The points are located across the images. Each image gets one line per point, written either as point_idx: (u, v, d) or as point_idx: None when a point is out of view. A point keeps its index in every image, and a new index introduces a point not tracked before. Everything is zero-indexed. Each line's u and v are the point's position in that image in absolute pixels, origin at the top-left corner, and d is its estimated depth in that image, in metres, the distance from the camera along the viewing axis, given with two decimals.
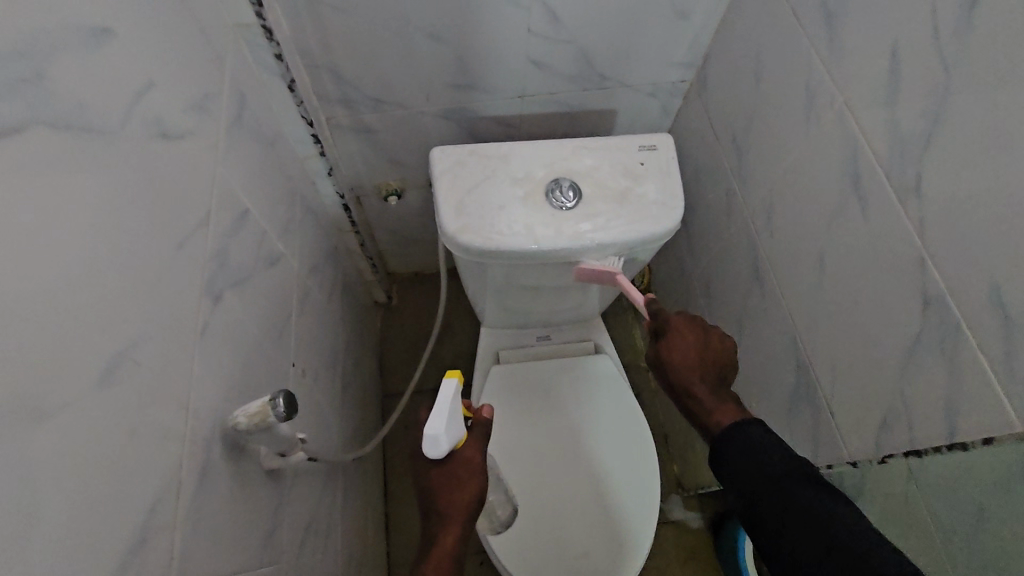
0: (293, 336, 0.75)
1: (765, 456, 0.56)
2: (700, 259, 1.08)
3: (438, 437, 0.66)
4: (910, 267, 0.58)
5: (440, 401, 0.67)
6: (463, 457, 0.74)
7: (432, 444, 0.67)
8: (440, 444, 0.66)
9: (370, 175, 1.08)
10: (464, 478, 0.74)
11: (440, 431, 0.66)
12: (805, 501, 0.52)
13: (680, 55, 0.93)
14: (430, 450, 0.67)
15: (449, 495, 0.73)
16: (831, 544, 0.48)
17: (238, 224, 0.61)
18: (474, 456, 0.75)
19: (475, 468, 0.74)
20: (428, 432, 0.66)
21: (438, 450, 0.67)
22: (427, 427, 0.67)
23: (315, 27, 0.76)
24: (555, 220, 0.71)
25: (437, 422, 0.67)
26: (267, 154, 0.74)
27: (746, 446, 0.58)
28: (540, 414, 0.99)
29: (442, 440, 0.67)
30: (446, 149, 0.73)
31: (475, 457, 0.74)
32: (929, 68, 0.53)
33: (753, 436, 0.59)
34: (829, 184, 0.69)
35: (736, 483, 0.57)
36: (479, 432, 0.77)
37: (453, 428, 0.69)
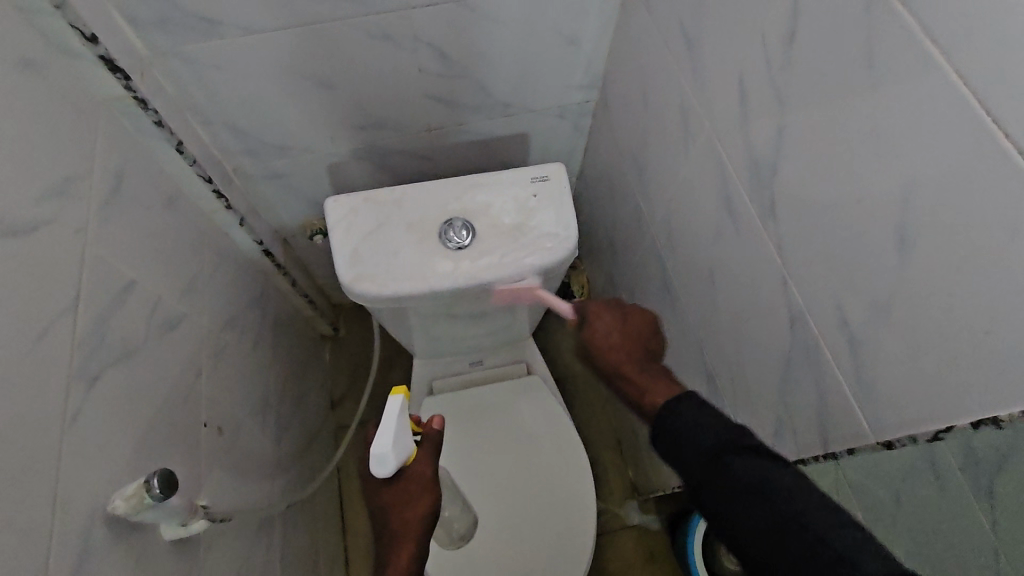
0: (203, 396, 0.75)
1: (704, 437, 0.52)
2: (623, 272, 1.10)
3: (386, 454, 0.67)
4: (777, 286, 0.60)
5: (388, 418, 0.69)
6: (414, 473, 0.74)
7: (379, 463, 0.68)
8: (387, 462, 0.67)
9: (291, 217, 1.08)
10: (418, 493, 0.73)
11: (386, 451, 0.67)
12: (745, 474, 0.48)
13: (579, 78, 0.95)
14: (377, 470, 0.67)
15: (401, 515, 0.73)
16: (778, 516, 0.45)
17: (121, 299, 0.61)
18: (426, 469, 0.75)
19: (428, 480, 0.74)
20: (374, 451, 0.67)
21: (385, 470, 0.67)
22: (373, 448, 0.67)
23: (199, 86, 0.76)
24: (450, 262, 0.72)
25: (385, 439, 0.68)
26: (160, 217, 0.73)
27: (682, 428, 0.54)
28: (503, 437, 0.99)
29: (389, 458, 0.67)
30: (339, 198, 0.74)
31: (425, 473, 0.75)
32: (768, 99, 0.55)
33: (678, 423, 0.54)
34: (709, 204, 0.71)
35: (680, 464, 0.54)
36: (430, 445, 0.78)
37: (400, 446, 0.70)
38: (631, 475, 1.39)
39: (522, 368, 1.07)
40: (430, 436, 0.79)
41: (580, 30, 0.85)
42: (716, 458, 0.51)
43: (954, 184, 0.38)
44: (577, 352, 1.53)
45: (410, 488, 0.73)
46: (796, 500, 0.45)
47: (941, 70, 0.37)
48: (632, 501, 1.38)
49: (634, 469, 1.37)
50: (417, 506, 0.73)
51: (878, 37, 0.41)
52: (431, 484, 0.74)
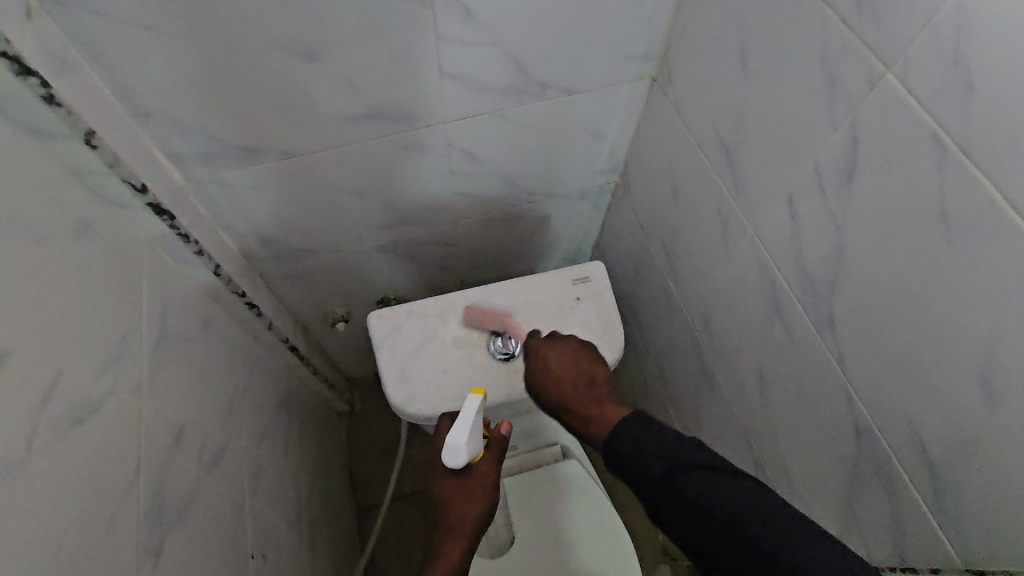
0: (248, 525, 0.73)
1: (648, 459, 0.47)
2: (650, 344, 1.10)
3: (460, 447, 0.61)
4: (839, 396, 0.61)
5: (464, 409, 0.64)
6: (479, 475, 0.72)
7: (451, 455, 0.62)
8: (459, 455, 0.61)
9: (313, 309, 1.07)
10: (478, 491, 0.72)
11: (462, 442, 0.62)
12: (697, 496, 0.45)
13: (601, 164, 0.96)
14: (450, 460, 0.62)
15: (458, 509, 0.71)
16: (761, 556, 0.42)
17: (172, 452, 0.59)
18: (489, 471, 0.73)
19: (490, 483, 0.73)
20: (448, 442, 0.62)
21: (458, 462, 0.62)
22: (448, 436, 0.62)
23: (233, 205, 0.75)
24: (500, 373, 0.72)
25: (460, 431, 0.62)
26: (199, 343, 0.72)
27: (630, 454, 0.49)
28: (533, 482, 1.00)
29: (462, 452, 0.62)
30: (383, 314, 0.73)
31: (489, 473, 0.74)
32: (822, 222, 0.56)
33: (624, 446, 0.49)
34: (755, 304, 0.71)
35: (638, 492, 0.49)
36: (495, 449, 0.76)
37: (475, 442, 0.64)
38: (661, 538, 1.37)
39: (557, 452, 1.06)
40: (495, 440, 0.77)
41: (605, 124, 0.87)
42: (658, 479, 0.46)
43: None
44: None
45: (475, 484, 0.72)
46: (780, 544, 0.42)
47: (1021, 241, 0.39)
48: (664, 565, 1.36)
49: (664, 533, 1.35)
50: (477, 501, 0.71)
51: (951, 195, 0.43)
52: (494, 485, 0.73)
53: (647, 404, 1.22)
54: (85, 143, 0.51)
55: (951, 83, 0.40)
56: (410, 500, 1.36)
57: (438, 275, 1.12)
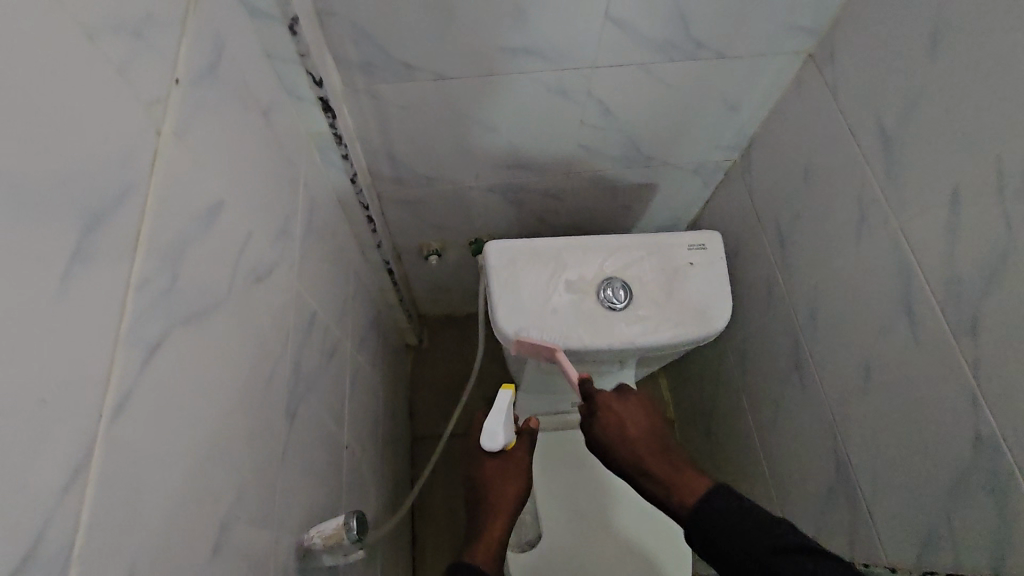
0: (345, 419, 0.78)
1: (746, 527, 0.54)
2: (735, 330, 1.09)
3: (496, 433, 0.79)
4: (963, 401, 0.59)
5: (498, 404, 0.80)
6: (515, 458, 0.83)
7: (489, 439, 0.80)
8: (496, 439, 0.79)
9: (413, 238, 1.11)
10: (515, 475, 0.81)
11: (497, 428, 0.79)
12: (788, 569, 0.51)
13: (726, 139, 0.94)
14: (488, 443, 0.80)
15: (499, 489, 0.80)
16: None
17: (308, 333, 0.63)
18: (525, 455, 0.84)
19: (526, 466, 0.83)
20: (487, 428, 0.79)
21: (494, 444, 0.79)
22: (487, 424, 0.80)
23: (377, 119, 0.78)
24: (605, 321, 0.74)
25: (495, 421, 0.79)
26: (330, 243, 0.76)
27: (719, 528, 0.56)
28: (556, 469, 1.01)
29: (498, 436, 0.79)
30: (502, 246, 0.76)
31: (523, 460, 0.83)
32: (993, 219, 0.54)
33: (720, 506, 0.57)
34: (878, 298, 0.69)
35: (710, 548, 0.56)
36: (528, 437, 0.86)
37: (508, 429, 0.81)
38: None
39: None
40: (527, 429, 0.88)
41: (745, 97, 0.85)
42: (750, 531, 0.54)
43: None
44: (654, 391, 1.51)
45: (513, 468, 0.82)
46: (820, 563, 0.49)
47: None
48: None
49: None
50: (517, 483, 0.80)
51: None
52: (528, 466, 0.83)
53: (713, 390, 1.22)
54: (288, 28, 0.54)
55: None
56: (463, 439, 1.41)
57: (534, 227, 1.14)
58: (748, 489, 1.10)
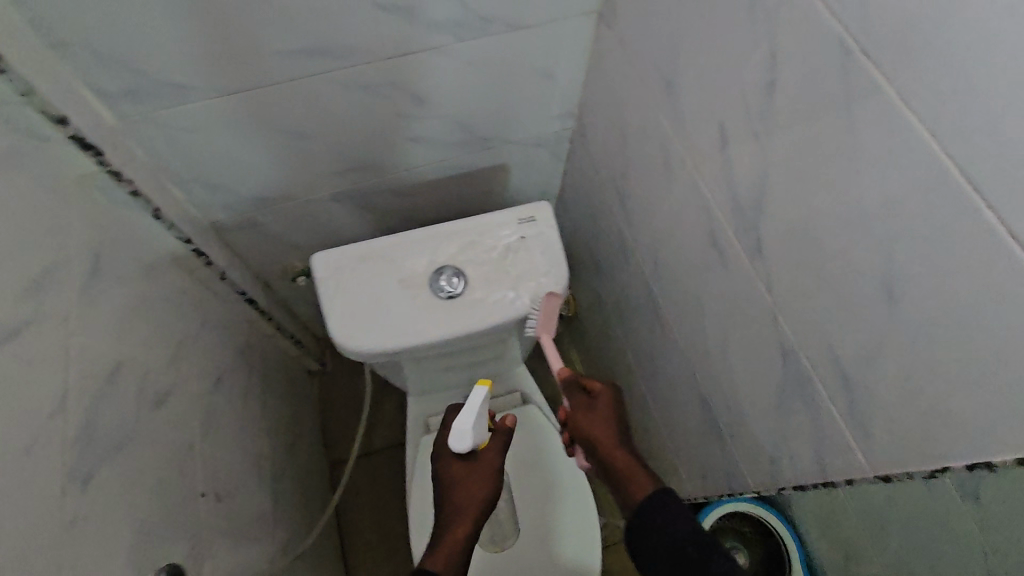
0: (196, 466, 0.74)
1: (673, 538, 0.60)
2: (612, 293, 1.11)
3: (466, 432, 0.75)
4: (769, 322, 0.62)
5: (470, 401, 0.76)
6: (485, 460, 0.79)
7: (458, 439, 0.76)
8: (466, 438, 0.75)
9: (273, 261, 1.06)
10: (478, 477, 0.78)
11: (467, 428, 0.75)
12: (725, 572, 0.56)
13: (556, 109, 0.95)
14: (457, 444, 0.76)
15: (466, 493, 0.77)
16: None
17: (110, 386, 0.60)
18: (495, 458, 0.80)
19: (496, 469, 0.79)
20: (457, 427, 0.75)
21: (464, 444, 0.75)
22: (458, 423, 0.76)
23: (173, 147, 0.74)
24: (442, 311, 0.72)
25: (467, 418, 0.76)
26: (143, 286, 0.72)
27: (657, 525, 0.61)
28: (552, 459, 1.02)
29: (468, 435, 0.75)
30: (327, 255, 0.73)
31: (493, 462, 0.79)
32: (749, 147, 0.56)
33: (658, 517, 0.62)
34: (696, 238, 0.72)
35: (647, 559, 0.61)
36: (500, 438, 0.82)
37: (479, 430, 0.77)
38: None
39: (517, 399, 1.07)
40: (501, 430, 0.84)
41: (555, 65, 0.86)
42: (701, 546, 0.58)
43: (936, 254, 0.40)
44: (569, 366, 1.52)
45: (481, 468, 0.78)
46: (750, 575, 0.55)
47: (924, 136, 0.38)
48: None
49: None
50: (483, 488, 0.77)
51: (855, 98, 0.42)
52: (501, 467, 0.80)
53: (610, 354, 1.24)
54: None
55: None
56: (383, 453, 1.38)
57: (399, 227, 1.11)
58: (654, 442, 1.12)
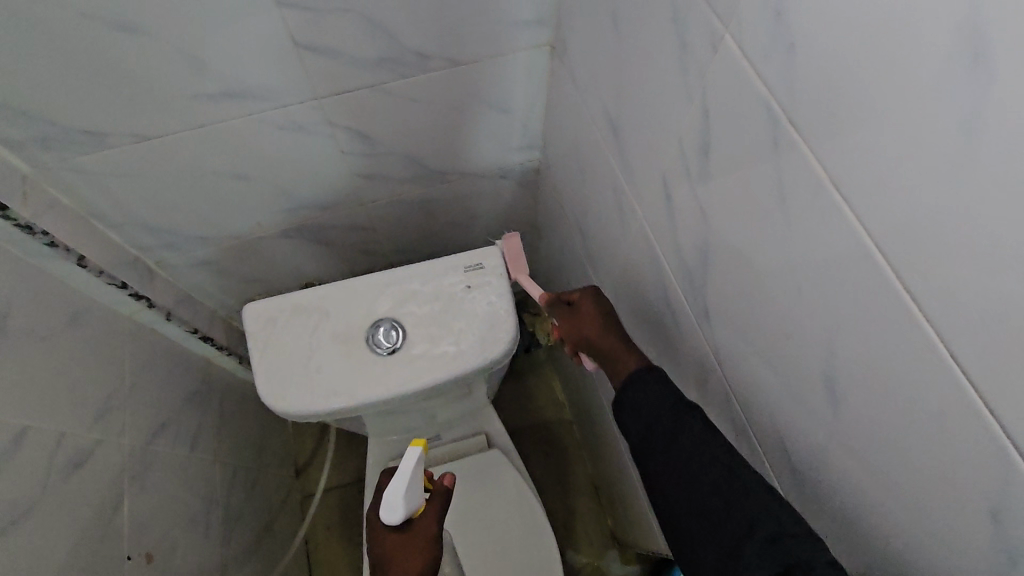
0: (124, 527, 0.70)
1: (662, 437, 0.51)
2: (584, 329, 1.05)
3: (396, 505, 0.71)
4: (720, 394, 0.56)
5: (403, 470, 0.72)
6: (422, 527, 0.76)
7: (390, 509, 0.72)
8: (396, 510, 0.71)
9: (230, 298, 1.03)
10: (415, 548, 0.75)
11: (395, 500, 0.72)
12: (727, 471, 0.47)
13: (517, 141, 0.91)
14: (387, 514, 0.72)
15: (402, 567, 0.74)
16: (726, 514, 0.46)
17: (6, 455, 0.56)
18: (433, 523, 0.77)
19: (432, 536, 0.76)
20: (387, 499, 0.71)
21: (395, 516, 0.72)
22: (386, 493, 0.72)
23: (99, 192, 0.71)
24: (378, 367, 0.68)
25: (398, 489, 0.72)
26: (65, 339, 0.68)
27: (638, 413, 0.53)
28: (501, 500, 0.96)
29: (399, 507, 0.72)
30: (258, 307, 0.69)
31: (430, 528, 0.77)
32: (691, 205, 0.51)
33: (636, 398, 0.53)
34: (650, 291, 0.67)
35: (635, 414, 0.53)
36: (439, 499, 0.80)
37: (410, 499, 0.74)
38: (611, 525, 1.31)
39: (482, 441, 1.02)
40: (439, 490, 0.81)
41: (510, 98, 0.81)
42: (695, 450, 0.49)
43: (874, 360, 0.34)
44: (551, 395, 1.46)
45: (417, 538, 0.76)
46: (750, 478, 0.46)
47: (856, 230, 0.33)
48: (614, 553, 1.30)
49: (613, 519, 1.29)
50: (417, 559, 0.74)
51: (788, 175, 0.37)
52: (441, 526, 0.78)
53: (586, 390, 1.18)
54: None
55: (777, 42, 0.35)
56: (355, 487, 1.34)
57: (362, 261, 1.07)
58: (631, 488, 1.06)
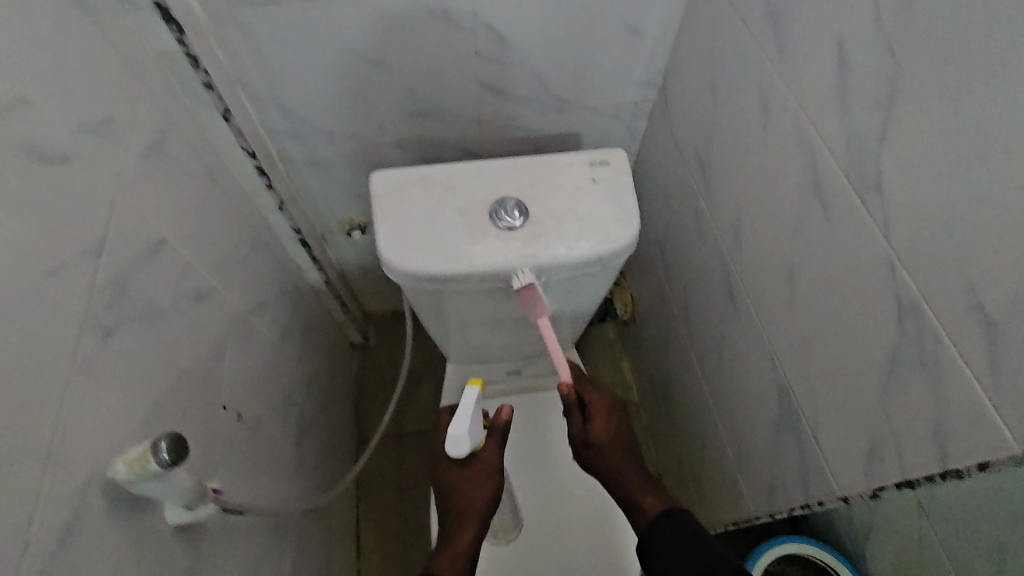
0: (226, 377, 0.70)
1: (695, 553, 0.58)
2: (680, 282, 1.02)
3: (461, 437, 0.61)
4: (881, 271, 0.52)
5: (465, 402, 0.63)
6: (484, 458, 0.70)
7: (454, 445, 0.62)
8: (462, 446, 0.61)
9: (331, 211, 1.06)
10: (483, 476, 0.69)
11: (463, 432, 0.61)
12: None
13: (638, 75, 0.91)
14: (452, 451, 0.62)
15: (467, 494, 0.69)
16: None
17: (152, 256, 0.57)
18: (494, 456, 0.70)
19: (495, 467, 0.70)
20: (451, 433, 0.61)
21: (460, 452, 0.61)
22: (450, 428, 0.61)
23: (251, 55, 0.74)
24: (500, 240, 0.67)
25: (462, 423, 0.62)
26: (200, 183, 0.71)
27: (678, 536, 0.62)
28: (569, 479, 0.91)
29: (464, 441, 0.61)
30: (387, 174, 0.70)
31: (495, 458, 0.70)
32: (877, 55, 0.49)
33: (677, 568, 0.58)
34: (790, 191, 0.64)
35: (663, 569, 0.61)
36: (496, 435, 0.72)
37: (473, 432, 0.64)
38: None
39: (562, 381, 1.00)
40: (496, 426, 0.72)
41: (644, 19, 0.82)
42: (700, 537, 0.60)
43: None
44: (617, 375, 1.42)
45: (479, 468, 0.69)
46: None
47: None
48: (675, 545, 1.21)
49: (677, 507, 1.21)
50: (484, 489, 0.69)
51: None
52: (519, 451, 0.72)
53: (667, 356, 1.14)
54: None
55: None
56: (413, 437, 1.32)
57: None
58: (711, 454, 1.00)
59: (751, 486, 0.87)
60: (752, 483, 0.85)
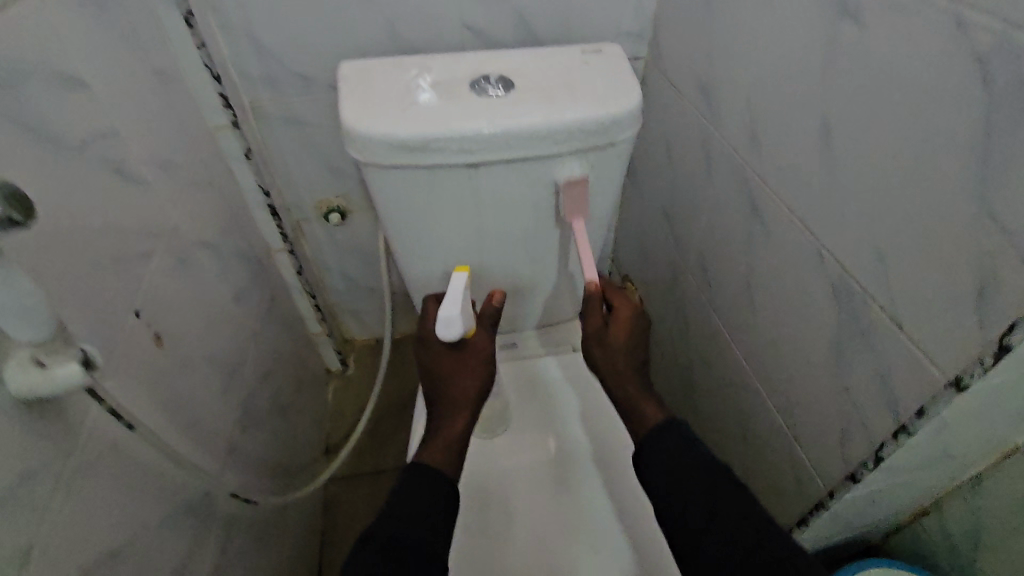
0: (145, 285, 0.56)
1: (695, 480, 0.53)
2: (690, 243, 0.90)
3: (454, 321, 0.59)
4: (953, 41, 0.41)
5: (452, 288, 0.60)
6: (477, 346, 0.64)
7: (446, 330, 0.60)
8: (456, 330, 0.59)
9: (307, 188, 0.97)
10: (475, 365, 0.64)
11: (455, 316, 0.59)
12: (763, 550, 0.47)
13: (628, 24, 0.87)
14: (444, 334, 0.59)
15: (455, 385, 0.63)
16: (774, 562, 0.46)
17: (59, 87, 0.47)
18: (487, 344, 0.65)
19: (489, 355, 0.65)
20: (442, 318, 0.59)
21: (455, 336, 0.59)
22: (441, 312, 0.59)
23: None
24: (481, 106, 0.58)
25: (451, 308, 0.60)
26: (148, 82, 0.64)
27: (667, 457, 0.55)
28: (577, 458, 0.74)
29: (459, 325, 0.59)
30: (358, 63, 0.64)
31: (487, 346, 0.65)
32: None
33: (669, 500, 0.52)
34: (812, 38, 0.56)
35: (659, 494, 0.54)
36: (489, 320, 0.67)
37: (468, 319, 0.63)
38: None
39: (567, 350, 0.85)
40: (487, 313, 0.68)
41: None
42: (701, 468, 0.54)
43: None
44: None
45: (471, 357, 0.64)
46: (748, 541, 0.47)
47: None
48: None
49: None
50: (473, 377, 0.63)
51: None
52: (493, 362, 0.66)
53: (687, 343, 0.98)
54: None
55: None
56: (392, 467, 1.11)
57: None
58: (755, 439, 0.81)
59: (811, 453, 0.68)
60: (814, 445, 0.67)
